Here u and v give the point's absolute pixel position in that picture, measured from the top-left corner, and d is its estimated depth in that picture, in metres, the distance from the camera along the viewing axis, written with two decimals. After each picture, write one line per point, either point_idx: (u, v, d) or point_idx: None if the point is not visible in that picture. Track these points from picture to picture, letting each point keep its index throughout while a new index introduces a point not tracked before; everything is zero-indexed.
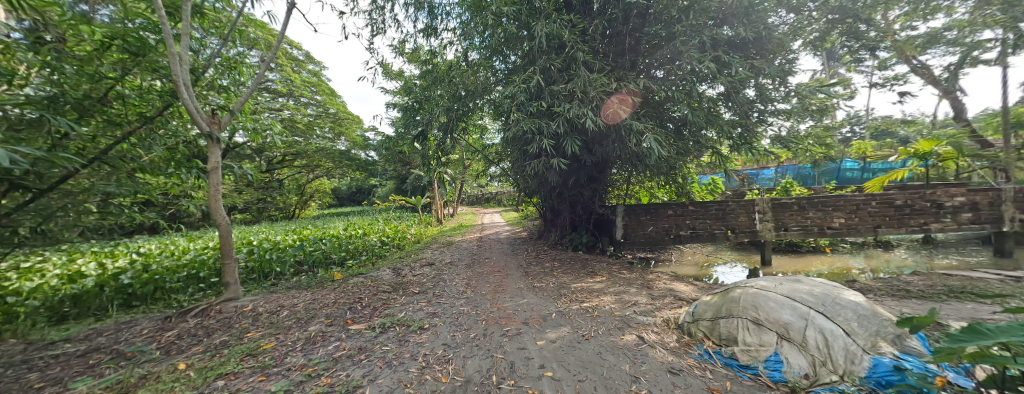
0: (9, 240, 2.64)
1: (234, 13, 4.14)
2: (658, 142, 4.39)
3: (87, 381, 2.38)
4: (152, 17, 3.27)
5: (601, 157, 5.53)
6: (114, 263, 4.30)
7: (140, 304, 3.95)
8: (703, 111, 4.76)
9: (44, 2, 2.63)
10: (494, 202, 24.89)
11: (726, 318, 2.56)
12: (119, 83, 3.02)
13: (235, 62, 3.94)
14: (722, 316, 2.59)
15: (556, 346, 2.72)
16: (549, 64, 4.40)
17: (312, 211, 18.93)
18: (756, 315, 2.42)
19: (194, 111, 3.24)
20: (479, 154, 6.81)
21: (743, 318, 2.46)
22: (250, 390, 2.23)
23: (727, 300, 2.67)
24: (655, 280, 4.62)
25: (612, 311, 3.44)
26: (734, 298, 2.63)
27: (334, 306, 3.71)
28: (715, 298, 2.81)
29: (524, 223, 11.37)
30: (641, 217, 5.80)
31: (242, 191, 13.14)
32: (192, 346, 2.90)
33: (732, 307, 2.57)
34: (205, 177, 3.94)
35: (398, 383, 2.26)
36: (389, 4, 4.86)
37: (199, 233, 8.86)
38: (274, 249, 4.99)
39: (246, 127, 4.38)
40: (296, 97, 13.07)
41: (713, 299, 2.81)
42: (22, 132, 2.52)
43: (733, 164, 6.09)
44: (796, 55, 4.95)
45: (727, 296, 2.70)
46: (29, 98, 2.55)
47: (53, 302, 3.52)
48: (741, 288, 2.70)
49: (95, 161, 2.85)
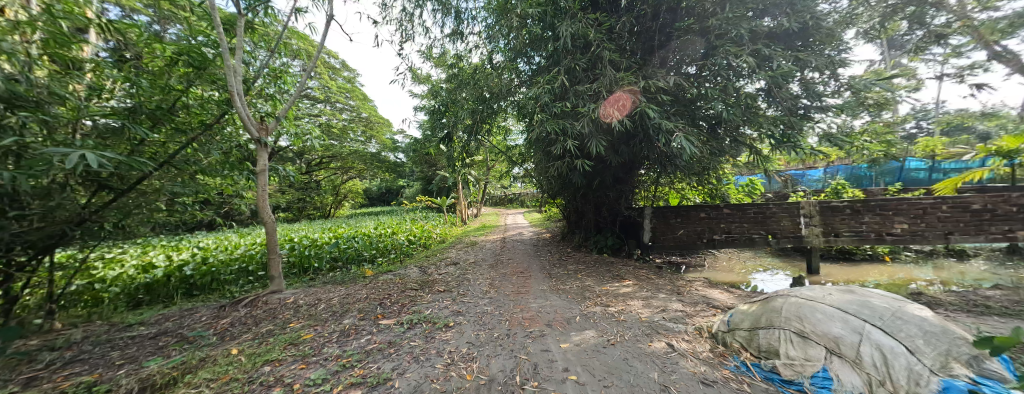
0: (97, 233, 3.05)
1: (280, 27, 4.50)
2: (690, 141, 4.22)
3: (157, 360, 2.68)
4: (211, 34, 3.65)
5: (629, 158, 5.38)
6: (178, 255, 4.81)
7: (199, 294, 4.42)
8: (741, 109, 4.51)
9: (127, 25, 3.01)
10: (518, 203, 24.90)
11: (765, 329, 2.42)
12: (185, 94, 3.38)
13: (280, 72, 4.27)
14: (761, 326, 2.45)
15: (580, 350, 2.69)
16: (573, 64, 4.38)
17: (346, 210, 19.95)
18: (801, 327, 2.27)
19: (246, 118, 3.56)
20: (503, 156, 6.87)
21: (787, 330, 2.31)
22: (292, 376, 2.40)
23: (767, 309, 2.52)
24: (686, 285, 4.43)
25: (639, 317, 3.34)
26: (775, 308, 2.48)
27: (365, 301, 3.91)
28: (754, 307, 2.65)
29: (548, 225, 11.32)
30: (671, 220, 5.58)
31: (285, 191, 14.17)
32: (243, 333, 3.17)
33: (773, 317, 2.43)
34: (255, 178, 4.29)
35: (425, 378, 2.34)
36: (417, 11, 5.04)
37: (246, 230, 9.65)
38: (312, 246, 5.35)
39: (288, 132, 4.71)
40: (332, 103, 13.98)
41: (752, 307, 2.66)
42: (108, 140, 2.93)
43: (774, 164, 5.70)
44: (850, 45, 4.53)
45: (767, 306, 2.55)
46: (113, 109, 2.91)
47: (131, 289, 4.00)
48: (784, 297, 2.54)
49: (165, 164, 3.20)
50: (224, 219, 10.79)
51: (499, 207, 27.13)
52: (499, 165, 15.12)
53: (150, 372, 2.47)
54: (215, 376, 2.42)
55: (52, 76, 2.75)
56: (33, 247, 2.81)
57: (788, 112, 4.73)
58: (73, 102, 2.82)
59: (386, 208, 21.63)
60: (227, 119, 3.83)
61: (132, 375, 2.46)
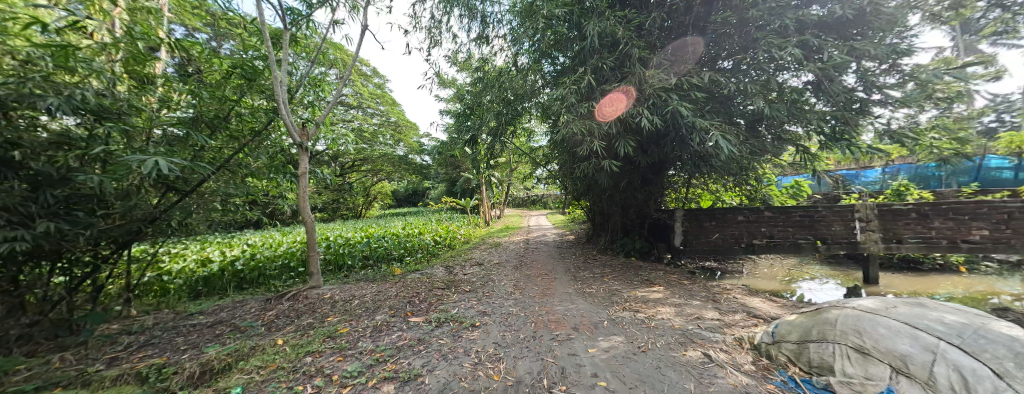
0: (166, 231, 3.40)
1: (319, 39, 4.78)
2: (727, 140, 4.02)
3: (216, 347, 2.94)
4: (261, 49, 3.97)
5: (660, 158, 5.19)
6: (230, 251, 5.25)
7: (249, 287, 4.79)
8: (785, 105, 4.22)
9: (191, 42, 3.35)
10: (542, 205, 24.79)
11: (817, 342, 2.23)
12: (238, 104, 3.69)
13: (319, 80, 4.55)
14: (812, 339, 2.26)
15: (609, 356, 2.63)
16: (600, 64, 4.32)
17: (376, 211, 20.76)
18: (860, 342, 2.06)
19: (290, 125, 3.82)
20: (527, 157, 6.87)
21: (843, 345, 2.10)
22: (331, 368, 2.54)
23: (819, 321, 2.35)
24: (723, 293, 4.19)
25: (672, 324, 3.21)
26: (828, 321, 2.31)
27: (395, 299, 4.05)
28: (802, 318, 2.49)
29: (572, 227, 11.17)
30: (704, 223, 5.28)
31: (320, 193, 15.02)
32: (287, 325, 3.40)
33: (826, 331, 2.25)
34: (296, 181, 4.60)
35: (454, 376, 2.39)
36: (445, 17, 5.16)
37: (285, 229, 10.32)
38: (346, 245, 5.66)
39: (325, 137, 5.00)
40: (364, 108, 14.85)
41: (801, 319, 2.48)
42: (176, 146, 3.27)
43: (823, 163, 5.27)
44: (917, 30, 4.11)
45: (819, 318, 2.38)
46: (178, 119, 3.23)
47: (192, 282, 4.43)
48: (840, 310, 2.35)
49: (221, 167, 3.51)
50: (267, 219, 11.63)
51: (523, 209, 27.13)
52: (522, 167, 15.19)
53: (209, 357, 2.71)
54: (264, 363, 2.61)
55: (131, 91, 3.11)
56: (115, 242, 3.19)
57: (841, 106, 4.36)
58: (147, 113, 3.17)
59: (413, 209, 22.31)
60: (274, 126, 4.13)
61: (195, 360, 2.72)
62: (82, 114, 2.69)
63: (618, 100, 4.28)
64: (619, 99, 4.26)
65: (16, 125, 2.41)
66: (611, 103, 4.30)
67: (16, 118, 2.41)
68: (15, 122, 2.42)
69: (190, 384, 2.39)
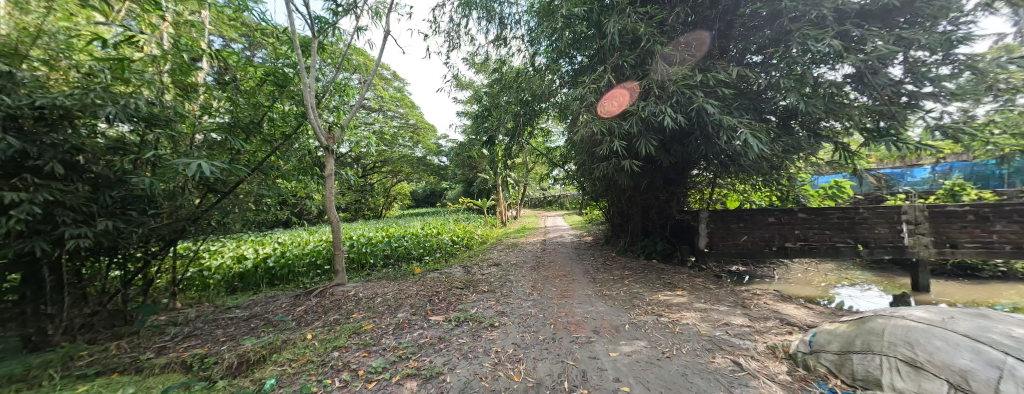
0: (206, 229, 3.61)
1: (343, 45, 4.95)
2: (757, 138, 3.85)
3: (251, 339, 3.10)
4: (291, 56, 4.15)
5: (683, 157, 5.02)
6: (262, 249, 5.53)
7: (279, 283, 5.02)
8: (821, 100, 3.99)
9: (229, 53, 3.56)
10: (559, 205, 24.61)
11: (861, 354, 2.09)
12: (270, 109, 3.88)
13: (343, 85, 4.71)
14: (855, 350, 2.12)
15: (632, 361, 2.56)
16: (621, 61, 4.24)
17: (396, 211, 21.25)
18: (912, 354, 1.91)
19: (318, 128, 3.97)
20: (544, 158, 6.82)
21: (892, 358, 1.94)
22: (357, 363, 2.62)
23: (864, 332, 2.20)
24: (753, 298, 4.00)
25: (698, 330, 3.09)
26: (874, 331, 2.16)
27: (416, 297, 4.13)
28: (844, 328, 2.34)
29: (590, 228, 11.01)
30: (732, 225, 5.04)
31: (343, 194, 15.52)
32: (315, 320, 3.54)
33: (873, 342, 2.10)
34: (322, 182, 4.77)
35: (475, 375, 2.40)
36: (463, 20, 5.21)
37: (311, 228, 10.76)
38: (368, 244, 5.83)
39: (348, 140, 5.16)
40: (384, 111, 15.37)
41: (844, 329, 2.32)
42: (215, 149, 3.47)
43: (864, 161, 4.93)
44: (975, 15, 3.76)
45: (864, 328, 2.23)
46: (218, 126, 3.43)
47: (229, 277, 4.70)
48: (888, 321, 2.18)
49: (256, 170, 3.71)
50: (293, 219, 12.15)
51: (540, 209, 27.04)
52: (538, 167, 15.13)
53: (245, 349, 2.86)
54: (295, 357, 2.73)
55: (176, 99, 3.31)
56: (162, 240, 3.42)
57: (886, 100, 4.06)
58: (191, 119, 3.37)
59: (431, 210, 22.67)
60: (303, 130, 4.28)
61: (232, 351, 2.88)
62: (135, 122, 2.90)
63: (617, 94, 4.41)
64: (620, 95, 4.41)
65: (79, 132, 2.63)
66: (615, 103, 4.43)
67: (79, 126, 2.64)
68: (78, 130, 2.65)
69: (227, 374, 2.53)
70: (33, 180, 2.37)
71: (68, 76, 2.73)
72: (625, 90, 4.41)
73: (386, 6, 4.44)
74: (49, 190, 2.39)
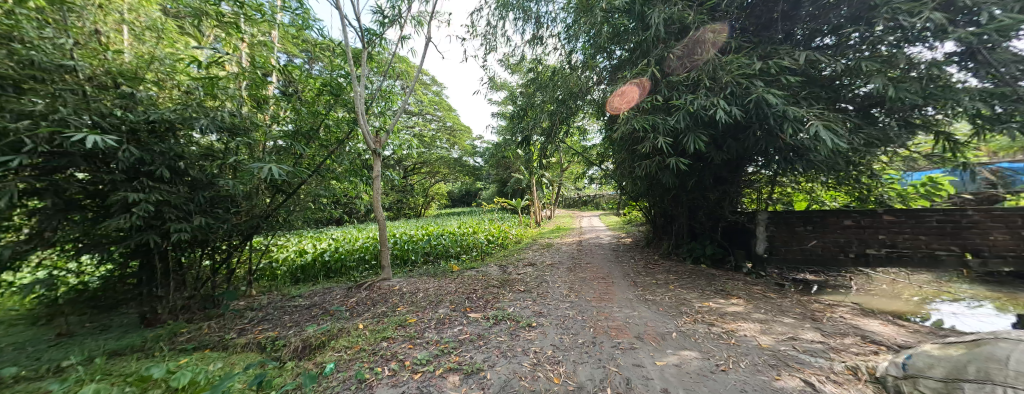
0: (276, 226, 4.07)
1: (388, 55, 5.30)
2: (830, 131, 3.42)
3: (314, 326, 3.44)
4: (345, 68, 4.54)
5: (739, 154, 4.59)
6: (320, 244, 6.10)
7: (334, 276, 5.51)
8: (917, 84, 3.43)
9: (294, 68, 4.00)
10: (595, 206, 23.99)
11: (976, 384, 1.74)
12: (327, 117, 4.26)
13: (388, 92, 5.03)
14: (967, 379, 1.78)
15: (682, 371, 2.41)
16: (666, 53, 4.02)
17: (436, 211, 22.07)
18: None
19: (367, 133, 4.31)
20: (580, 156, 6.67)
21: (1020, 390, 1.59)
22: (403, 354, 2.79)
23: (980, 357, 1.83)
24: (826, 311, 3.54)
25: (757, 343, 2.81)
26: (995, 357, 1.78)
27: (455, 294, 4.28)
28: (952, 351, 1.97)
29: (630, 229, 10.57)
30: (797, 228, 4.51)
31: (387, 194, 16.47)
32: (366, 311, 3.83)
33: (993, 370, 1.74)
34: (370, 182, 5.12)
35: (514, 374, 2.44)
36: (499, 22, 5.29)
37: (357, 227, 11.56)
38: (410, 242, 6.18)
39: (392, 143, 5.47)
40: (424, 114, 16.26)
41: (950, 353, 1.95)
42: (283, 154, 3.90)
43: (974, 155, 4.14)
44: None
45: (979, 353, 1.86)
46: (285, 133, 3.88)
47: (293, 269, 5.26)
48: (1014, 344, 1.79)
49: (315, 172, 4.11)
50: (341, 218, 13.12)
51: (577, 209, 26.51)
52: (574, 165, 14.87)
53: (309, 335, 3.19)
54: (350, 344, 2.97)
55: (252, 110, 3.81)
56: (242, 235, 3.92)
57: (1007, 80, 3.36)
58: (263, 128, 3.81)
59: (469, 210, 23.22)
60: (354, 135, 4.64)
61: (298, 335, 3.23)
62: (221, 132, 3.38)
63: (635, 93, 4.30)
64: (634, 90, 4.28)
65: (179, 142, 3.14)
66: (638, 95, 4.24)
67: (179, 137, 3.17)
68: (179, 140, 3.17)
69: (296, 357, 2.84)
70: (147, 183, 2.89)
71: (172, 94, 3.32)
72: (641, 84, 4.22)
73: (426, 15, 4.67)
74: (158, 192, 2.89)
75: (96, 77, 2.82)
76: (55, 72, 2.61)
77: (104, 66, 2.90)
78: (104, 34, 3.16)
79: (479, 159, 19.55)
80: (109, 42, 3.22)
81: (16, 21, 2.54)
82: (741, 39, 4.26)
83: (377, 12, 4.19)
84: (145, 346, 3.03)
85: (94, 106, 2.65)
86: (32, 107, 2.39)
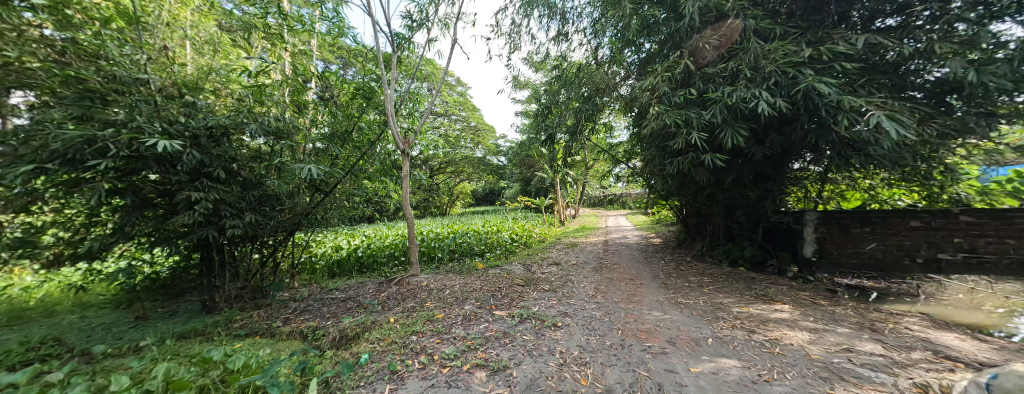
0: (315, 223, 4.32)
1: (415, 58, 5.47)
2: (895, 122, 3.05)
3: (349, 318, 3.64)
4: (376, 72, 4.74)
5: (785, 149, 4.25)
6: (353, 241, 6.42)
7: (367, 271, 5.79)
8: (1007, 66, 2.99)
9: (330, 74, 4.25)
10: (622, 205, 23.37)
11: None
12: (360, 120, 4.48)
13: (415, 94, 5.19)
14: None
15: (718, 379, 2.28)
16: (701, 44, 3.82)
17: (461, 210, 22.43)
18: None
19: (397, 135, 4.47)
20: (606, 154, 6.49)
21: None
22: (431, 347, 2.88)
23: None
24: (889, 321, 3.19)
25: (805, 353, 2.60)
26: None
27: (480, 291, 4.33)
28: None
29: (661, 229, 10.15)
30: (853, 230, 4.11)
31: (414, 193, 16.95)
32: (396, 305, 3.99)
33: None
34: (399, 182, 5.28)
35: (540, 374, 2.42)
36: (524, 20, 5.27)
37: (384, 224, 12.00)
38: (437, 239, 6.35)
39: (420, 143, 5.61)
40: (449, 114, 16.61)
41: None
42: (322, 156, 4.15)
43: None
44: None
45: None
46: (323, 136, 4.13)
47: (330, 264, 5.59)
48: None
49: (350, 172, 4.34)
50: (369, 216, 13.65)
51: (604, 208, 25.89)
52: (600, 163, 14.55)
53: (345, 326, 3.39)
54: (382, 336, 3.11)
55: (294, 115, 4.09)
56: (286, 231, 4.21)
57: None
58: (303, 131, 4.07)
59: (494, 208, 23.40)
60: (385, 137, 4.82)
61: (336, 326, 3.43)
62: (267, 136, 3.66)
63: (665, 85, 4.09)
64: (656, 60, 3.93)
65: (232, 146, 3.44)
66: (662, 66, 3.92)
67: (232, 141, 3.43)
68: (232, 144, 3.47)
69: (334, 346, 3.02)
70: (206, 183, 3.17)
71: (227, 102, 3.64)
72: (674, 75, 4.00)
73: (453, 17, 4.76)
74: (215, 191, 3.18)
75: (164, 87, 3.18)
76: (132, 85, 3.00)
77: (171, 78, 3.26)
78: (171, 49, 3.54)
79: (504, 158, 19.71)
80: (174, 56, 3.59)
81: (102, 41, 2.94)
82: (786, 23, 3.93)
83: (405, 17, 4.33)
84: (205, 330, 3.35)
85: (163, 114, 2.98)
86: (115, 116, 2.72)
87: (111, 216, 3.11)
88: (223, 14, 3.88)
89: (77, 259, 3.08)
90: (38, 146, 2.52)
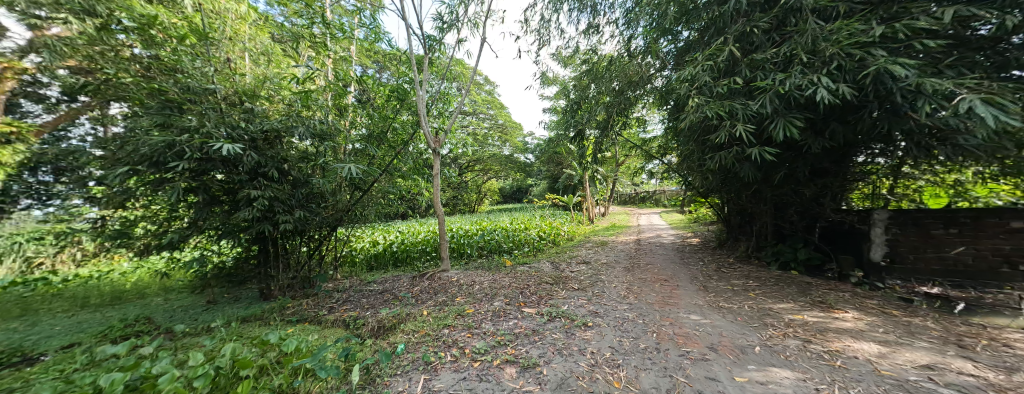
0: (355, 219, 4.58)
1: (445, 59, 5.60)
2: (994, 106, 2.60)
3: (385, 310, 3.82)
4: (409, 74, 4.89)
5: (849, 140, 3.79)
6: (389, 236, 6.77)
7: (401, 265, 6.07)
8: None
9: (367, 77, 4.46)
10: (655, 202, 22.36)
11: None
12: (395, 120, 4.66)
13: (446, 94, 5.31)
14: None
15: (766, 390, 2.11)
16: (748, 28, 3.52)
17: (490, 208, 22.64)
18: None
19: (428, 134, 4.60)
20: (639, 149, 6.23)
21: None
22: (462, 341, 2.94)
23: None
24: (983, 336, 2.74)
25: (873, 368, 2.31)
26: None
27: (509, 288, 4.36)
28: None
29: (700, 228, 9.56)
30: (934, 231, 3.59)
31: (445, 191, 17.33)
32: (429, 299, 4.14)
33: None
34: (431, 180, 5.40)
35: (571, 373, 2.39)
36: (553, 14, 5.18)
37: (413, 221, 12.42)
38: (466, 236, 6.50)
39: (449, 142, 5.72)
40: (477, 113, 16.93)
41: None
42: (360, 155, 4.39)
43: None
44: None
45: None
46: (361, 137, 4.37)
47: (368, 257, 5.96)
48: None
49: (386, 171, 4.54)
50: None
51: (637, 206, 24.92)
52: (632, 159, 14.06)
53: (382, 317, 3.57)
54: (416, 328, 3.24)
55: (335, 117, 4.36)
56: (329, 226, 4.50)
57: None
58: (343, 133, 4.31)
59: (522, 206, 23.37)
60: (417, 137, 4.96)
61: (375, 316, 3.64)
62: (313, 138, 3.94)
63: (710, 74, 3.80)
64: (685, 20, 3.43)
65: (284, 148, 3.74)
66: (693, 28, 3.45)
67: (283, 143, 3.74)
68: (284, 146, 3.78)
69: (373, 335, 3.20)
70: (262, 182, 3.49)
71: (278, 107, 3.96)
72: (717, 63, 3.72)
73: (482, 16, 4.80)
74: (270, 189, 3.49)
75: (227, 96, 3.52)
76: (203, 95, 3.35)
77: (233, 87, 3.61)
78: (232, 61, 3.93)
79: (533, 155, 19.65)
80: (235, 67, 3.97)
81: (179, 56, 3.33)
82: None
83: (436, 19, 4.44)
84: (263, 315, 3.71)
85: (227, 120, 3.29)
86: (190, 123, 3.05)
87: (187, 212, 3.47)
88: (275, 27, 4.23)
89: (162, 248, 3.45)
90: (131, 150, 2.93)
